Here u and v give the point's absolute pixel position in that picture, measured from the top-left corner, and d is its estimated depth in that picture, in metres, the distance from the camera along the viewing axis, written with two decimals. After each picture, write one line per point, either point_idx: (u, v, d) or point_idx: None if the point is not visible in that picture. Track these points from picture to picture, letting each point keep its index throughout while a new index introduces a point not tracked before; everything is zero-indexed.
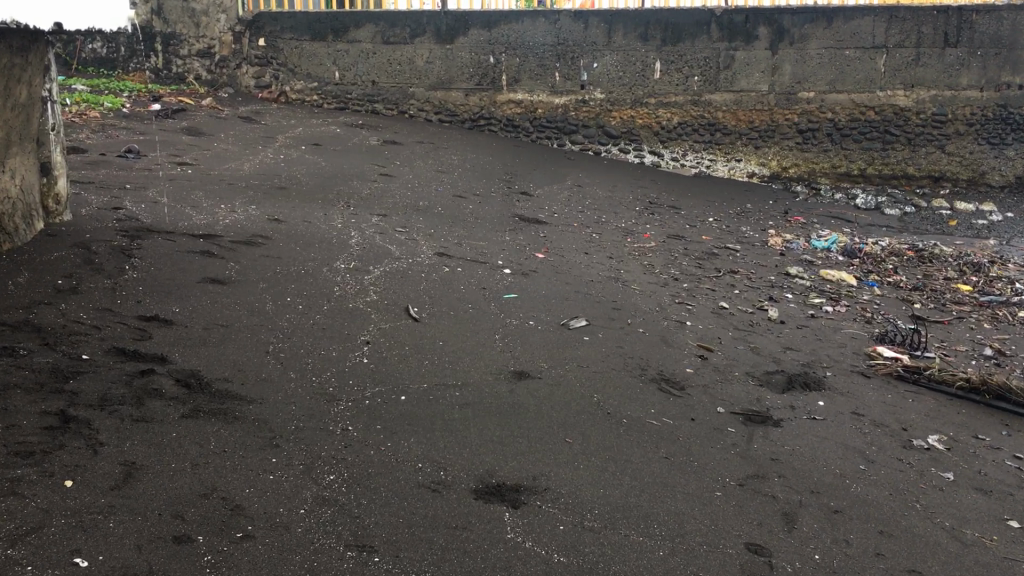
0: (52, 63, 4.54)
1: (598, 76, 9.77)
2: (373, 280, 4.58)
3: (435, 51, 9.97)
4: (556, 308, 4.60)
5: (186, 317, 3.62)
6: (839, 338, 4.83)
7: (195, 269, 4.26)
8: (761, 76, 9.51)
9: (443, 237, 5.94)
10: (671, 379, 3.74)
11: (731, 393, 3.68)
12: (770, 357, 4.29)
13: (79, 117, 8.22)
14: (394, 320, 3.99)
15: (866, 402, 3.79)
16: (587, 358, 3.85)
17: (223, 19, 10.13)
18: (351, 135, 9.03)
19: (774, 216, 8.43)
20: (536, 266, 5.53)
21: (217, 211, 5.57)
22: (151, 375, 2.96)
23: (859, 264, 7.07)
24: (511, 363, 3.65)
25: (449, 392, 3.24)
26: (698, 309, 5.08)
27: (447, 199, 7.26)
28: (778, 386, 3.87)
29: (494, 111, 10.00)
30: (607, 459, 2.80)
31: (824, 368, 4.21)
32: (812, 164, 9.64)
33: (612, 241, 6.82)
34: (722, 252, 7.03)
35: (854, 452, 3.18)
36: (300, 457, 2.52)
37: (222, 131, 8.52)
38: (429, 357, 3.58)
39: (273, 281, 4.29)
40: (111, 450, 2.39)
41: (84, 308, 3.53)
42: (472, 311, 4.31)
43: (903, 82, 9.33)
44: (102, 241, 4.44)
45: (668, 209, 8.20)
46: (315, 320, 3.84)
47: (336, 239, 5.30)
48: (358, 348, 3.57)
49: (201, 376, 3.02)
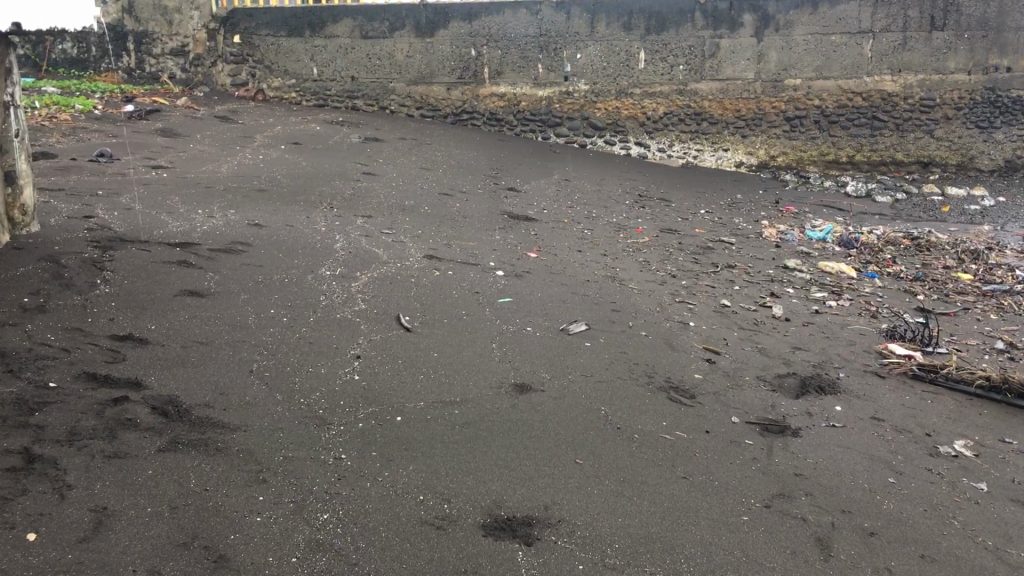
0: (15, 65, 4.30)
1: (582, 68, 9.56)
2: (360, 287, 4.36)
3: (415, 45, 9.72)
4: (553, 312, 4.39)
5: (163, 335, 3.38)
6: (847, 335, 4.64)
7: (172, 281, 4.02)
8: (747, 63, 9.34)
9: (430, 238, 5.72)
10: (680, 388, 3.54)
11: (744, 400, 3.49)
12: (779, 359, 4.09)
13: (49, 120, 7.93)
14: (385, 331, 3.77)
15: (885, 405, 3.61)
16: (590, 367, 3.65)
17: (197, 15, 9.83)
18: (331, 133, 8.78)
19: (766, 207, 8.24)
20: (529, 266, 5.32)
21: (194, 217, 5.32)
22: (125, 404, 2.72)
23: (857, 255, 6.90)
24: (511, 376, 3.44)
25: (447, 411, 3.02)
26: (700, 309, 4.88)
27: (432, 197, 7.03)
28: (791, 390, 3.68)
29: (476, 105, 9.78)
30: (622, 482, 2.59)
31: (836, 369, 4.03)
32: (800, 152, 9.44)
33: (605, 237, 6.62)
34: (718, 246, 6.84)
35: (881, 464, 2.99)
36: (289, 493, 2.30)
37: (198, 131, 8.26)
38: (423, 372, 3.36)
39: (255, 291, 4.06)
40: (81, 494, 2.16)
41: (52, 328, 3.29)
42: (466, 318, 4.10)
43: (890, 67, 9.17)
44: (72, 253, 4.19)
45: (658, 202, 7.99)
46: (301, 333, 3.61)
47: (319, 243, 5.07)
48: (348, 363, 3.35)
49: (180, 403, 2.79)
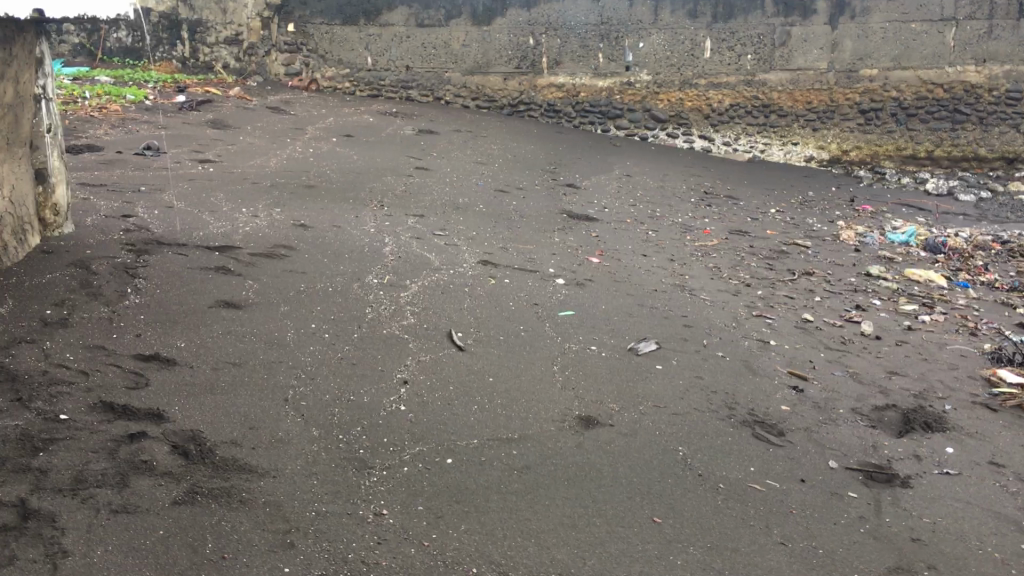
0: (47, 56, 3.97)
1: (645, 57, 9.17)
2: (410, 296, 4.02)
3: (472, 34, 9.47)
4: (620, 329, 3.99)
5: (192, 354, 3.07)
6: (947, 357, 4.20)
7: (208, 290, 3.72)
8: (820, 53, 8.81)
9: (486, 241, 5.36)
10: (766, 423, 3.14)
11: (841, 439, 3.08)
12: (875, 388, 3.66)
13: (99, 110, 7.74)
14: (435, 350, 3.42)
15: (1002, 447, 3.18)
16: (663, 396, 3.25)
17: (251, 4, 9.56)
18: (384, 125, 8.45)
19: (840, 205, 7.71)
20: (591, 274, 4.92)
21: (237, 217, 5.03)
22: (141, 441, 2.41)
23: (945, 261, 6.37)
24: (575, 407, 3.06)
25: (502, 451, 2.66)
26: (781, 325, 4.44)
27: (487, 194, 6.67)
28: (894, 427, 3.26)
29: (534, 96, 9.41)
30: (709, 549, 2.25)
31: (941, 400, 3.60)
32: (875, 147, 8.77)
33: (671, 239, 6.20)
34: (793, 249, 6.39)
35: (1011, 526, 2.58)
36: (320, 563, 1.99)
37: (248, 123, 8.01)
38: (477, 402, 3.00)
39: (296, 302, 3.74)
40: (77, 565, 1.88)
41: (71, 346, 2.99)
42: (525, 335, 3.73)
43: (974, 56, 8.52)
44: (104, 258, 3.91)
45: (725, 200, 7.53)
46: (343, 353, 3.28)
47: (368, 246, 4.75)
48: (394, 391, 3.00)
49: (203, 440, 2.47)
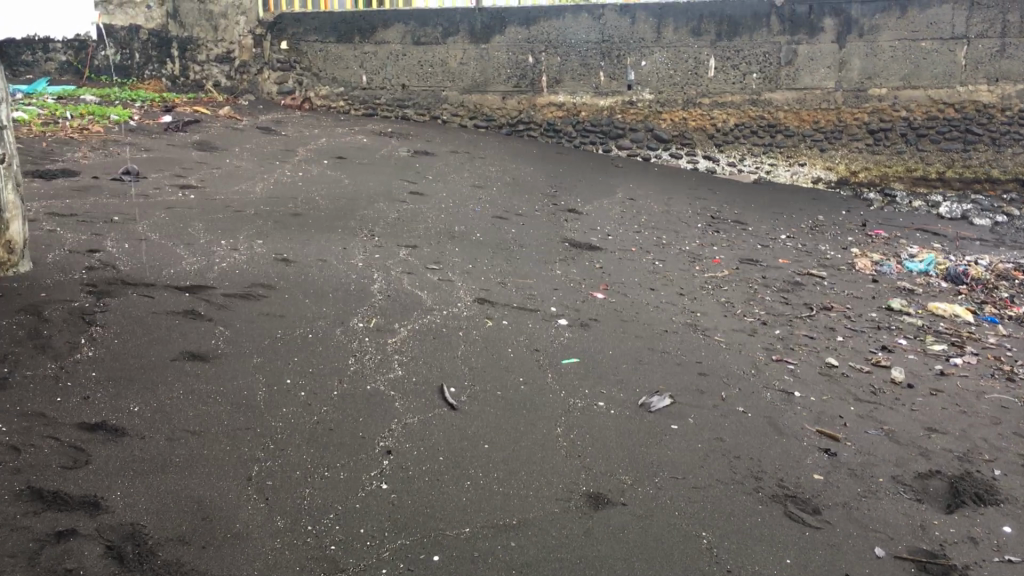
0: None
1: (647, 76, 8.77)
2: (399, 344, 3.64)
3: (470, 52, 9.06)
4: (631, 380, 3.60)
5: (146, 422, 2.69)
6: (988, 410, 3.81)
7: (173, 339, 3.34)
8: (827, 72, 8.43)
9: (482, 275, 4.98)
10: (799, 498, 2.76)
11: (885, 517, 2.71)
12: (915, 449, 3.28)
13: (80, 132, 7.41)
14: (425, 412, 3.04)
15: None
16: (681, 464, 2.87)
17: (242, 21, 9.36)
18: (378, 146, 8.09)
19: (852, 230, 7.35)
20: (596, 312, 4.56)
21: (214, 250, 4.67)
22: (72, 540, 2.05)
23: (969, 292, 5.98)
24: (583, 481, 2.68)
25: (498, 544, 2.29)
26: (804, 372, 4.06)
27: (484, 221, 6.30)
28: (943, 500, 2.88)
29: (533, 115, 9.04)
30: None
31: (990, 464, 3.22)
32: (885, 168, 8.45)
33: (679, 271, 5.82)
34: (808, 281, 6.00)
35: None
36: None
37: (236, 144, 7.65)
38: (470, 477, 2.62)
39: (272, 353, 3.36)
40: None
41: (5, 414, 2.61)
42: (526, 390, 3.35)
43: (987, 75, 8.21)
44: (60, 301, 3.54)
45: (733, 225, 7.16)
46: (319, 416, 2.89)
47: (353, 284, 4.37)
48: (375, 465, 2.62)
49: (144, 538, 2.10)
